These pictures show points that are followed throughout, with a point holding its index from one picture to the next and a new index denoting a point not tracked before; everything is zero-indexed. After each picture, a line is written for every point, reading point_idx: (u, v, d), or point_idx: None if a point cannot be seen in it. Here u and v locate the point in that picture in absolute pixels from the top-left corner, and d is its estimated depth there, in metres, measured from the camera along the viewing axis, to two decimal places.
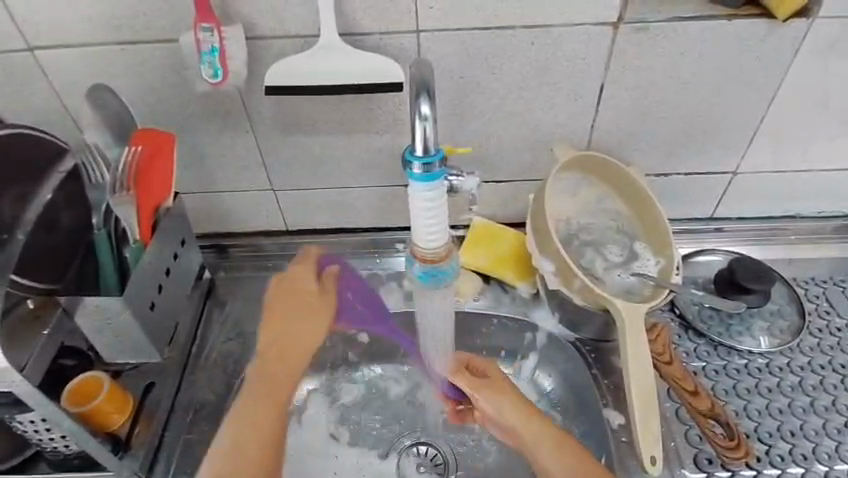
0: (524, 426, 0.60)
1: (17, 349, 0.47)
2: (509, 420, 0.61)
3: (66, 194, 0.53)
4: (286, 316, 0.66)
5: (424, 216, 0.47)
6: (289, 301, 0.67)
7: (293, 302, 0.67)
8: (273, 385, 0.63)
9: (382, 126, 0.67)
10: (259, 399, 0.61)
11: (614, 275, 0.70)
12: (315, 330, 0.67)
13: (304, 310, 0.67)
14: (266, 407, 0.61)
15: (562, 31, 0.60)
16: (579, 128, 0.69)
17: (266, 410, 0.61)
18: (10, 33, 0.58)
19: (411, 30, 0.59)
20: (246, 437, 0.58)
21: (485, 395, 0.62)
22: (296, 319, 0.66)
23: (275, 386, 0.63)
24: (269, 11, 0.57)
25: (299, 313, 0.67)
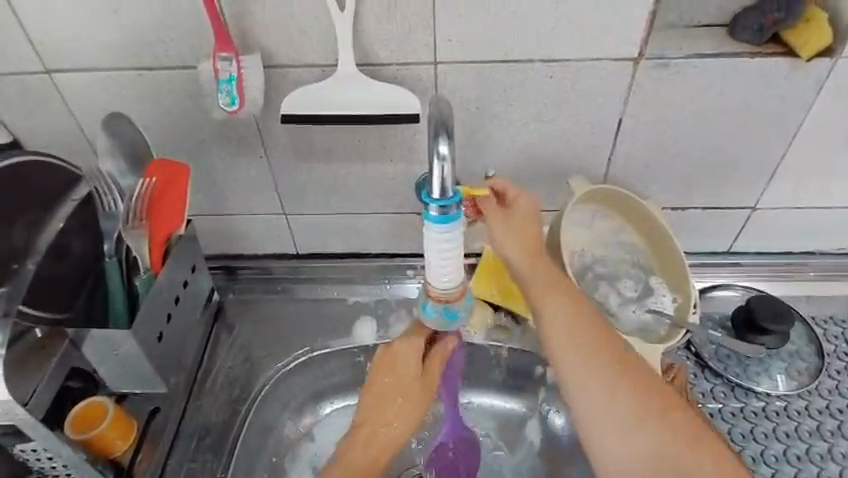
0: (526, 254, 0.60)
1: (21, 379, 0.46)
2: (516, 247, 0.61)
3: (79, 221, 0.52)
4: (385, 384, 0.62)
5: (440, 256, 0.46)
6: (394, 378, 0.62)
7: (397, 374, 0.62)
8: (377, 448, 0.60)
9: (397, 155, 0.66)
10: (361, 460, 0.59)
11: (629, 311, 0.70)
12: (411, 411, 0.62)
13: (409, 381, 0.62)
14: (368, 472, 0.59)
15: (581, 66, 0.59)
16: (596, 161, 0.68)
17: (369, 468, 0.59)
18: (29, 56, 0.58)
19: (429, 61, 0.59)
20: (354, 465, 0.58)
21: (494, 217, 0.63)
22: (395, 393, 0.62)
23: (369, 452, 0.60)
24: (287, 40, 0.57)
25: (395, 396, 0.62)
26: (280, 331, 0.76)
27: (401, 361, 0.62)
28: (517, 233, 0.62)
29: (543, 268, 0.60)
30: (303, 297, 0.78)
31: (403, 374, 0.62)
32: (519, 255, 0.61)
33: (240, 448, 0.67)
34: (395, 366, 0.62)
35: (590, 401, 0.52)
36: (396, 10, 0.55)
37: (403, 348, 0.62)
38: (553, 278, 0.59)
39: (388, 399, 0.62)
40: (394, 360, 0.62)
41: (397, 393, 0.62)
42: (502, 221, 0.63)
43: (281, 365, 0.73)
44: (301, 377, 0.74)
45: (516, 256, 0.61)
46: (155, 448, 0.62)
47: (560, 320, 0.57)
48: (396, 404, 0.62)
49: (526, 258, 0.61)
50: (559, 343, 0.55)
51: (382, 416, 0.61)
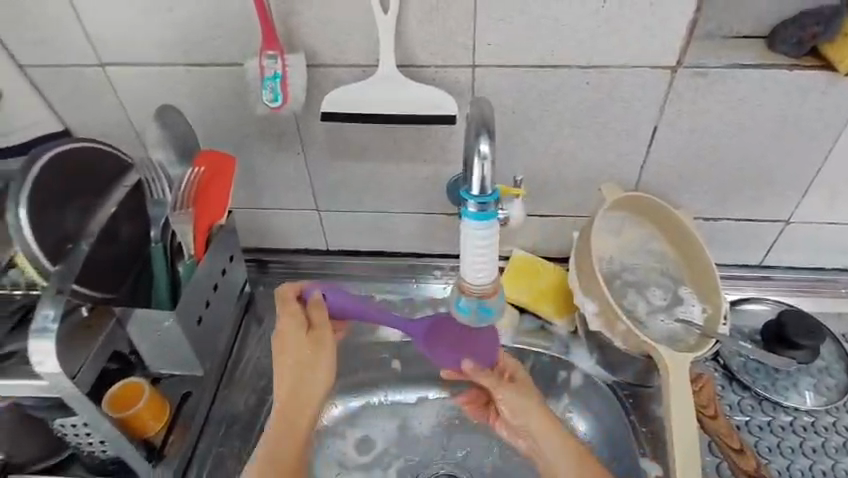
0: (539, 414, 0.62)
1: (71, 354, 0.48)
2: (531, 418, 0.62)
3: (129, 207, 0.53)
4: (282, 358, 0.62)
5: (476, 251, 0.47)
6: (287, 347, 0.62)
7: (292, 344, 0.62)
8: (297, 417, 0.60)
9: (431, 156, 0.67)
10: (278, 437, 0.59)
11: (658, 320, 0.69)
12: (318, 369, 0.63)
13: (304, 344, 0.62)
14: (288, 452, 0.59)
15: (619, 73, 0.60)
16: (628, 168, 0.68)
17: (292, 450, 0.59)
18: (86, 51, 0.61)
19: (467, 65, 0.60)
20: (277, 458, 0.58)
21: (497, 385, 0.64)
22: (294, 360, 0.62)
23: (292, 435, 0.60)
24: (332, 40, 0.58)
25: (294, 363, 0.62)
26: None
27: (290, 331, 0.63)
28: (527, 403, 0.63)
29: (551, 430, 0.61)
30: None
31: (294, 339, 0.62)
32: (527, 417, 0.62)
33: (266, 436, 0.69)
34: (283, 339, 0.62)
35: None
36: (438, 13, 0.56)
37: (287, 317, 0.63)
38: (565, 440, 0.61)
39: (290, 368, 0.62)
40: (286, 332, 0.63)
41: (293, 362, 0.62)
42: (504, 385, 0.64)
43: None
44: None
45: (524, 416, 0.62)
46: (184, 435, 0.63)
47: None
48: (297, 369, 0.62)
49: (532, 420, 0.62)
50: None
51: (289, 391, 0.61)
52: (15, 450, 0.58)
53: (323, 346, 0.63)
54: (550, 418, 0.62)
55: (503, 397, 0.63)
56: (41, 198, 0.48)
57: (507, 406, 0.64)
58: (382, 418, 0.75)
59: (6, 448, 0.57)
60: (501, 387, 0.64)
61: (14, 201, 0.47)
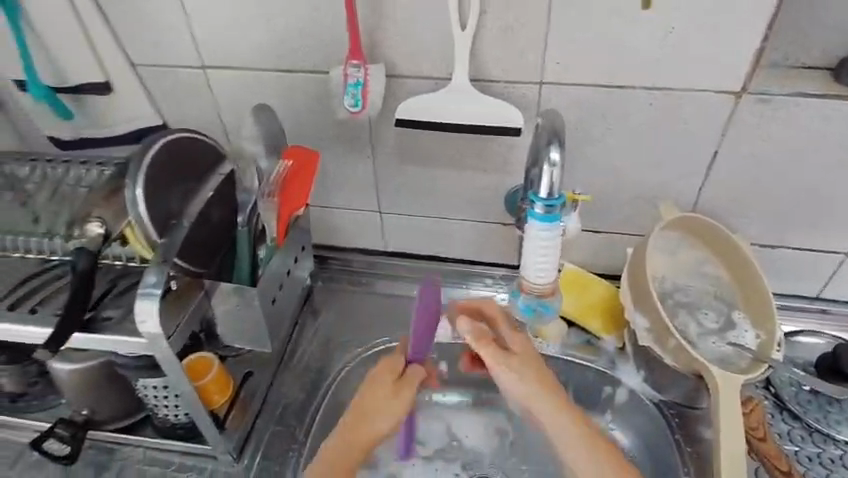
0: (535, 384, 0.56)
1: (167, 316, 0.52)
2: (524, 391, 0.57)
3: (221, 195, 0.59)
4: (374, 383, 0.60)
5: (537, 254, 0.56)
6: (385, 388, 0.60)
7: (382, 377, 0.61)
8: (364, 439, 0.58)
9: (493, 166, 0.71)
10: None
11: (708, 342, 0.69)
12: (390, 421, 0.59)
13: (372, 416, 0.59)
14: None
15: (683, 96, 0.62)
16: (686, 190, 0.70)
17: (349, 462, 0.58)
18: (191, 55, 0.68)
19: (536, 82, 0.63)
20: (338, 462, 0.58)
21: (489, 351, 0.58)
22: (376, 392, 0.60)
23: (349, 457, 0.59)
24: (410, 53, 0.63)
25: (375, 395, 0.59)
26: (363, 322, 0.81)
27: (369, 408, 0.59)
28: (531, 383, 0.56)
29: (561, 407, 0.56)
30: (382, 291, 0.84)
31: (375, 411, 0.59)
32: (534, 401, 0.56)
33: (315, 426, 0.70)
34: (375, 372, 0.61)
35: None
36: (512, 32, 0.60)
37: (367, 393, 0.60)
38: (570, 422, 0.55)
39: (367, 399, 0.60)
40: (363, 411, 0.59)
41: (377, 394, 0.59)
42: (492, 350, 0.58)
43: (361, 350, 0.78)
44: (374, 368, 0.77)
45: (523, 399, 0.57)
46: (245, 410, 0.67)
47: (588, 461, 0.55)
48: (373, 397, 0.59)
49: (538, 402, 0.56)
50: None
51: (359, 415, 0.59)
52: (97, 407, 0.64)
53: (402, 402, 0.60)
54: (559, 395, 0.57)
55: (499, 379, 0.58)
56: (151, 180, 0.54)
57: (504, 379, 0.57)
58: (429, 422, 0.76)
59: (89, 404, 0.63)
60: (499, 365, 0.57)
61: (131, 180, 0.53)
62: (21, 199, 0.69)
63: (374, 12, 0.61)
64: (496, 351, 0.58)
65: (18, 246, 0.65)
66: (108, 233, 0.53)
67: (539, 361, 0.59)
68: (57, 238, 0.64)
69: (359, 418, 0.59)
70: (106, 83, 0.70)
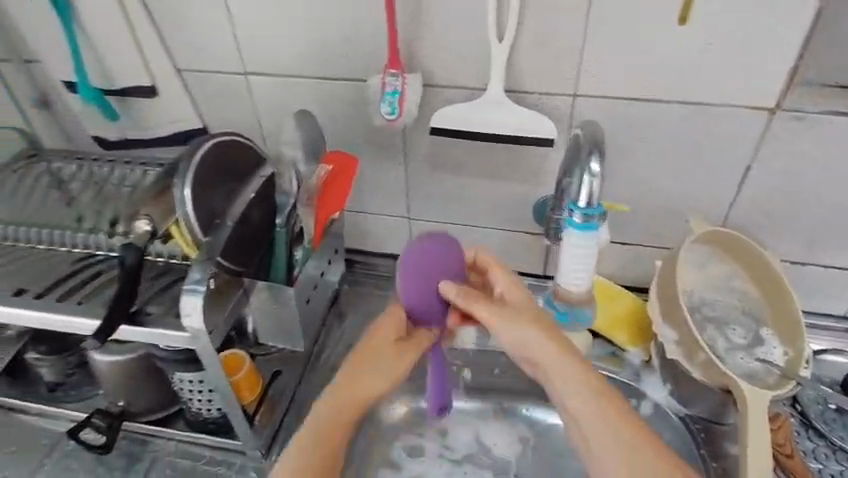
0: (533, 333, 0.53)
1: (213, 312, 0.54)
2: (521, 340, 0.53)
3: (260, 194, 0.60)
4: (372, 344, 0.56)
5: (573, 259, 0.60)
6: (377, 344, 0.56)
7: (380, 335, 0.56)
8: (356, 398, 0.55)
9: (523, 176, 0.72)
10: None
11: (737, 357, 0.68)
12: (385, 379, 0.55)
13: (368, 378, 0.55)
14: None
15: (716, 111, 0.63)
16: (716, 204, 0.70)
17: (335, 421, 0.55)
18: (234, 60, 0.70)
19: (569, 93, 0.64)
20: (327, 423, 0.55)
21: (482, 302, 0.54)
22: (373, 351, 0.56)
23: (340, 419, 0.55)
24: (447, 63, 0.65)
25: (373, 350, 0.56)
26: None
27: (365, 369, 0.55)
28: (525, 331, 0.53)
29: (565, 359, 0.53)
30: None
31: (373, 370, 0.55)
32: (545, 355, 0.53)
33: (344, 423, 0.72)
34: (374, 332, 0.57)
35: None
36: (548, 45, 0.61)
37: (355, 358, 0.56)
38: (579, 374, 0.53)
39: (362, 360, 0.56)
40: (362, 368, 0.55)
41: (374, 349, 0.56)
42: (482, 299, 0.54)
43: None
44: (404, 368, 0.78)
45: (526, 355, 0.54)
46: (273, 408, 0.69)
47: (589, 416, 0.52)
48: (368, 354, 0.55)
49: (543, 353, 0.53)
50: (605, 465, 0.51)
51: (353, 372, 0.55)
52: (133, 399, 0.66)
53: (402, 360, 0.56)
54: (557, 344, 0.53)
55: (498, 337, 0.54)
56: (199, 180, 0.56)
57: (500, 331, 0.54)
58: (454, 429, 0.76)
59: (126, 396, 0.65)
60: (499, 318, 0.53)
61: (180, 179, 0.56)
62: (68, 199, 0.72)
63: (414, 23, 0.63)
64: (493, 304, 0.54)
65: (67, 240, 0.68)
66: (154, 230, 0.56)
67: (543, 315, 0.55)
68: (101, 234, 0.67)
69: (349, 377, 0.55)
70: (152, 86, 0.72)
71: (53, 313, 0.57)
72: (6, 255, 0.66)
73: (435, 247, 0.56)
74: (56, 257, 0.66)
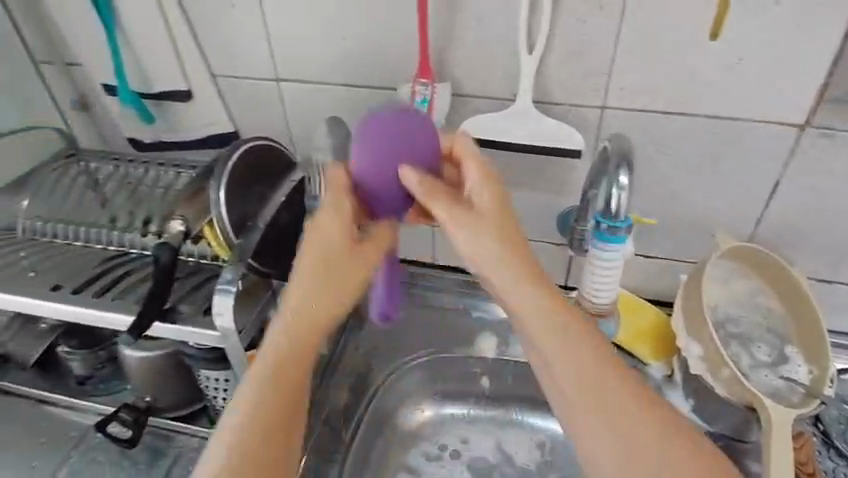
0: (500, 247, 0.49)
1: (240, 312, 0.55)
2: (488, 257, 0.49)
3: (289, 200, 0.62)
4: (324, 253, 0.50)
5: (601, 273, 0.61)
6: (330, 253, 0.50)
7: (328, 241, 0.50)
8: (310, 322, 0.49)
9: (548, 186, 0.72)
10: (250, 451, 0.45)
11: (761, 374, 0.68)
12: (336, 296, 0.50)
13: (328, 286, 0.49)
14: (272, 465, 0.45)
15: (745, 126, 0.62)
16: (743, 219, 0.69)
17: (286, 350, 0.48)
18: (266, 66, 0.72)
19: (598, 105, 0.65)
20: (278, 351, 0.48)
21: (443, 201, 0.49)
22: (325, 260, 0.49)
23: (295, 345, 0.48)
24: (475, 73, 0.66)
25: (323, 260, 0.49)
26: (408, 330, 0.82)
27: (323, 273, 0.49)
28: (490, 242, 0.49)
29: (533, 283, 0.49)
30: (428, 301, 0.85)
31: (331, 275, 0.49)
32: (511, 281, 0.49)
33: (367, 425, 0.74)
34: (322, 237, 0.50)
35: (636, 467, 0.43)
36: (578, 58, 0.62)
37: (308, 265, 0.49)
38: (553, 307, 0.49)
39: (314, 272, 0.49)
40: (317, 274, 0.49)
41: (325, 260, 0.49)
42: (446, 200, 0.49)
43: (407, 359, 0.78)
44: (425, 373, 0.79)
45: (491, 273, 0.49)
46: None
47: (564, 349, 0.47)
48: (319, 265, 0.49)
49: (509, 276, 0.49)
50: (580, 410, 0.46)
51: (308, 290, 0.49)
52: (159, 395, 0.67)
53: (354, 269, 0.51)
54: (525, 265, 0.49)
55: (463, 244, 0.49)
56: (233, 183, 0.58)
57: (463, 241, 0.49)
58: (477, 436, 0.78)
59: (153, 392, 0.67)
60: (460, 222, 0.49)
61: (216, 181, 0.58)
62: (102, 200, 0.74)
63: (445, 33, 0.64)
64: (455, 206, 0.49)
65: (103, 239, 0.71)
66: (188, 230, 0.58)
67: (513, 223, 0.51)
68: (136, 233, 0.70)
69: (298, 294, 0.49)
70: (187, 90, 0.74)
71: (85, 308, 0.59)
72: (45, 251, 0.69)
73: (390, 121, 0.49)
74: (91, 255, 0.69)
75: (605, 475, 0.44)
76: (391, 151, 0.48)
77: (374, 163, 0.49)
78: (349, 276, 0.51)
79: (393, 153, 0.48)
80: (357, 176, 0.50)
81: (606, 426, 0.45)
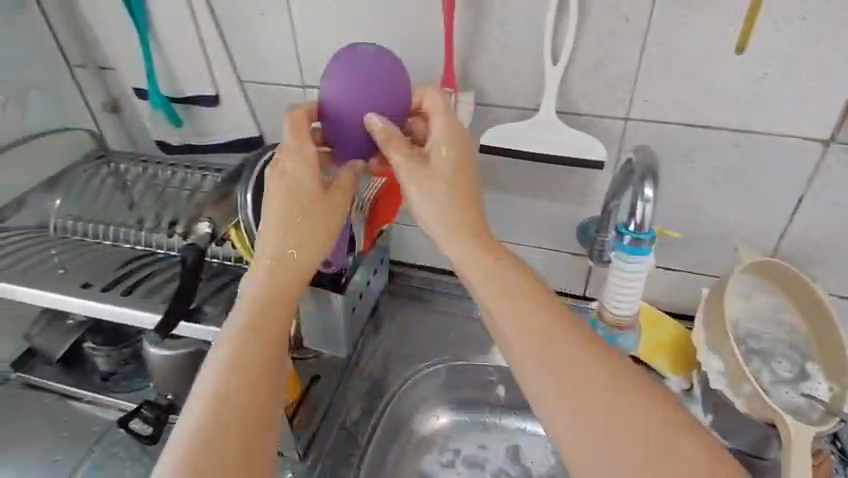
0: (453, 201, 0.52)
1: None
2: (440, 209, 0.52)
3: None
4: (295, 199, 0.52)
5: (623, 284, 0.61)
6: (302, 204, 0.52)
7: (300, 189, 0.52)
8: (283, 274, 0.50)
9: (568, 196, 0.73)
10: (233, 399, 0.43)
11: (781, 391, 0.67)
12: (308, 248, 0.52)
13: (298, 237, 0.51)
14: (246, 410, 0.43)
15: (770, 141, 0.62)
16: (766, 233, 0.69)
17: (257, 302, 0.49)
18: (293, 73, 0.73)
19: (621, 117, 0.65)
20: (251, 302, 0.49)
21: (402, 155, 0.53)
22: (296, 209, 0.52)
23: (271, 298, 0.49)
24: (499, 83, 0.66)
25: (296, 206, 0.52)
26: (425, 336, 0.82)
27: (290, 218, 0.51)
28: (443, 195, 0.52)
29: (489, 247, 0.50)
30: (445, 308, 0.85)
31: (298, 221, 0.52)
32: (469, 245, 0.50)
33: (382, 426, 0.73)
34: (293, 188, 0.52)
35: (613, 436, 0.41)
36: (603, 70, 0.62)
37: (279, 209, 0.52)
38: (511, 278, 0.48)
39: (284, 222, 0.51)
40: (285, 220, 0.51)
41: (296, 207, 0.52)
42: (405, 154, 0.53)
43: (424, 365, 0.79)
44: (441, 379, 0.79)
45: (443, 225, 0.51)
46: (312, 411, 0.70)
47: (529, 314, 0.46)
48: (290, 214, 0.51)
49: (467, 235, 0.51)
50: (553, 380, 0.43)
51: (279, 237, 0.51)
52: (180, 393, 0.68)
53: (326, 219, 0.53)
54: (475, 220, 0.52)
55: (415, 193, 0.53)
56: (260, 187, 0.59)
57: (420, 194, 0.53)
58: (492, 444, 0.78)
59: (175, 390, 0.68)
60: (416, 176, 0.53)
61: (243, 185, 0.59)
62: (130, 200, 0.77)
63: (470, 43, 0.65)
64: (411, 160, 0.53)
65: (131, 238, 0.73)
66: (214, 232, 0.59)
67: (466, 180, 0.54)
68: (162, 234, 0.72)
69: (270, 243, 0.51)
70: (215, 95, 0.76)
71: (102, 303, 0.60)
72: (75, 249, 0.71)
73: (357, 60, 0.53)
74: (118, 254, 0.71)
75: (581, 448, 0.41)
76: (353, 84, 0.53)
77: (348, 107, 0.53)
78: (320, 229, 0.53)
79: (354, 86, 0.53)
80: (325, 111, 0.54)
81: (572, 395, 0.42)
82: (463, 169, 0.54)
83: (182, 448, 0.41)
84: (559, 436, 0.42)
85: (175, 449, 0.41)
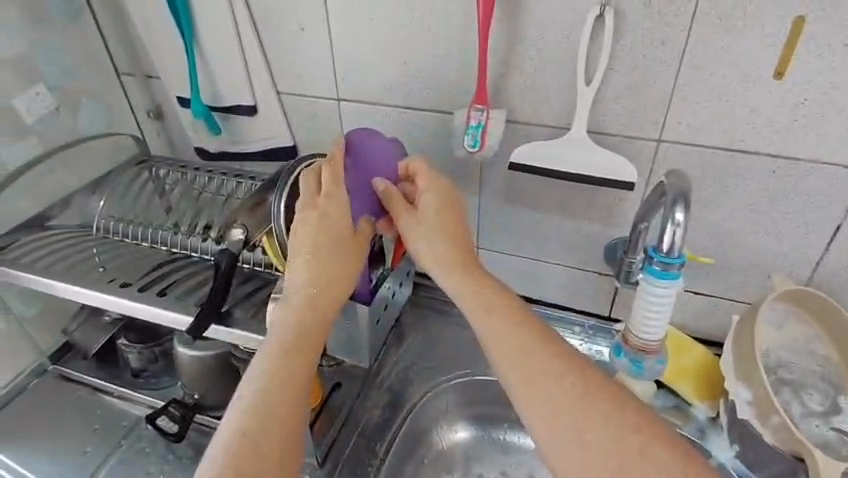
0: (453, 248, 0.56)
1: None
2: (445, 257, 0.55)
3: None
4: (326, 233, 0.54)
5: (647, 307, 0.61)
6: (329, 238, 0.54)
7: (329, 225, 0.54)
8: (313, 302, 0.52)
9: (596, 216, 0.72)
10: (271, 411, 0.45)
11: (811, 424, 0.65)
12: (332, 278, 0.53)
13: (323, 267, 0.53)
14: (281, 421, 0.45)
15: (807, 168, 0.61)
16: (801, 261, 0.67)
17: (286, 325, 0.50)
18: (329, 86, 0.75)
19: (653, 138, 0.65)
20: (282, 325, 0.50)
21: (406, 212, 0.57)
22: (325, 242, 0.53)
23: (306, 326, 0.51)
24: (531, 102, 0.67)
25: (322, 240, 0.53)
26: (447, 349, 0.83)
27: (316, 250, 0.53)
28: (445, 243, 0.56)
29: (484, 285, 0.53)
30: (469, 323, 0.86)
31: (321, 252, 0.53)
32: (469, 282, 0.54)
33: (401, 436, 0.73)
34: (321, 222, 0.54)
35: (601, 450, 0.42)
36: (636, 90, 0.62)
37: (309, 238, 0.53)
38: (490, 300, 0.52)
39: (310, 252, 0.53)
40: (311, 250, 0.53)
41: (327, 240, 0.54)
42: (410, 211, 0.57)
43: (445, 378, 0.79)
44: (461, 393, 0.79)
45: (448, 268, 0.55)
46: (332, 419, 0.71)
47: (514, 337, 0.49)
48: (313, 244, 0.53)
49: (462, 274, 0.54)
50: (547, 401, 0.45)
51: (307, 270, 0.53)
52: (206, 394, 0.70)
53: (351, 257, 0.55)
54: (468, 261, 0.56)
55: (419, 245, 0.56)
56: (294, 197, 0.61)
57: (426, 245, 0.56)
58: (513, 468, 0.78)
59: (200, 390, 0.69)
60: (420, 228, 0.56)
61: (277, 194, 0.60)
62: (168, 203, 0.82)
63: (503, 61, 0.65)
64: (415, 215, 0.57)
65: (168, 241, 0.76)
66: (247, 238, 0.61)
67: (459, 225, 0.57)
68: (197, 237, 0.75)
69: (300, 273, 0.53)
70: (253, 105, 0.79)
71: (137, 302, 0.62)
72: (115, 249, 0.75)
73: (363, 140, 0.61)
74: (155, 256, 0.74)
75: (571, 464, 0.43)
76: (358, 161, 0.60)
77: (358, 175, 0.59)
78: (347, 263, 0.54)
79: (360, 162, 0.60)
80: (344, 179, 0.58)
81: (560, 413, 0.44)
82: (456, 209, 0.58)
83: (223, 454, 0.42)
84: (551, 453, 0.44)
85: (214, 456, 0.43)
